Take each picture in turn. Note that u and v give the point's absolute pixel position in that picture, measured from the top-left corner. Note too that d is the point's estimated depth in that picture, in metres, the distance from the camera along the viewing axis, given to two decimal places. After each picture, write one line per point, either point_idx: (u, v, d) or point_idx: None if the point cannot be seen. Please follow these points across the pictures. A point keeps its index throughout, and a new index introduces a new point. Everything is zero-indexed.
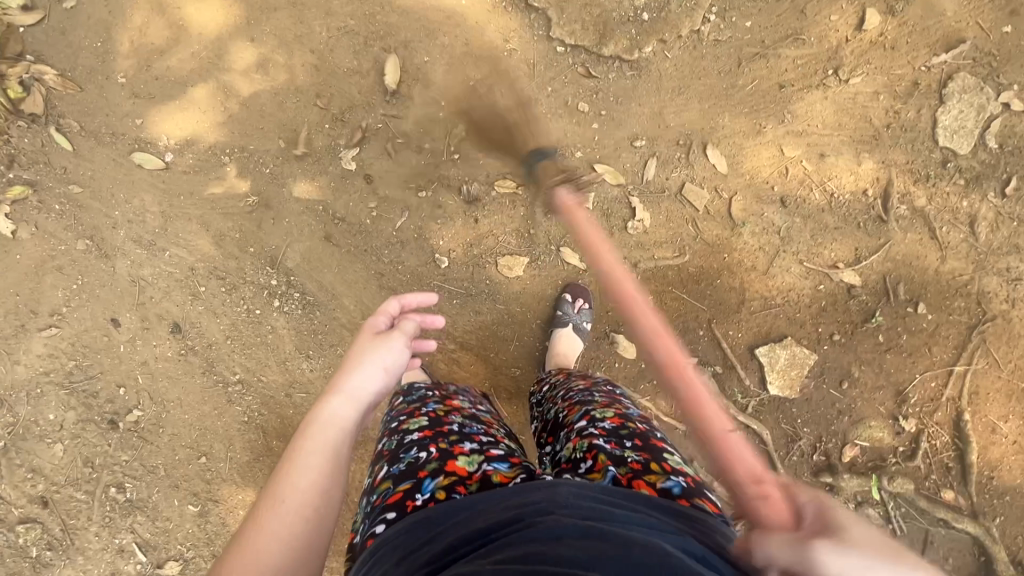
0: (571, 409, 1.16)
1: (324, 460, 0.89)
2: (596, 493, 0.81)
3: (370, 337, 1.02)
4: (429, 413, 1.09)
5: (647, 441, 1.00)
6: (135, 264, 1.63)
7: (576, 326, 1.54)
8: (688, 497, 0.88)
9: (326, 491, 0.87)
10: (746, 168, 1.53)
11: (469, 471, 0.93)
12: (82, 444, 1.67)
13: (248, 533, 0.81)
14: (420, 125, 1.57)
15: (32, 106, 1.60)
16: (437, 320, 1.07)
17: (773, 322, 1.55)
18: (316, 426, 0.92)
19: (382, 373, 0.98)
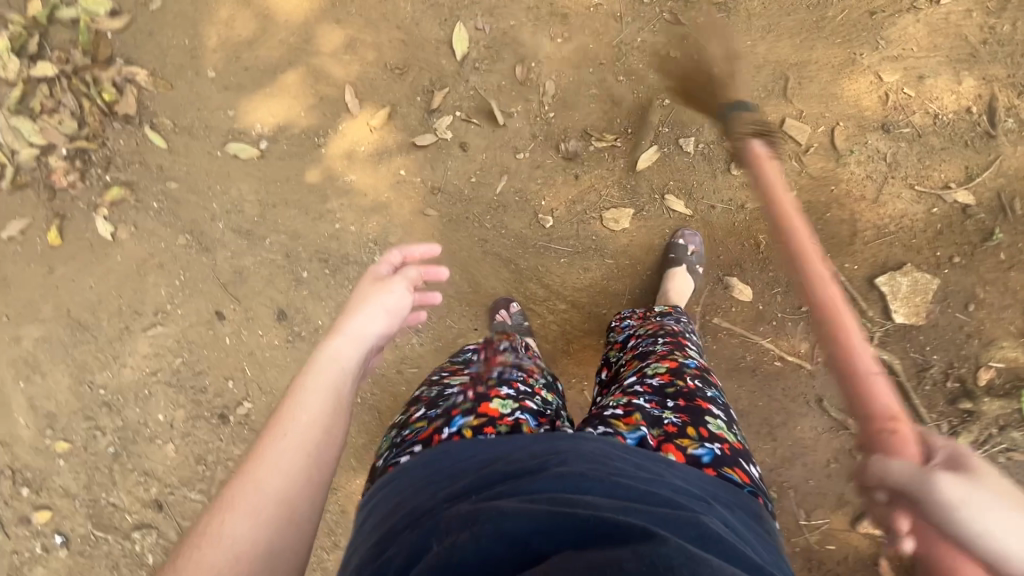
0: (631, 362, 1.17)
1: (328, 394, 0.81)
2: (619, 450, 0.78)
3: (371, 283, 0.98)
4: (471, 371, 1.11)
5: (691, 403, 0.95)
6: (235, 255, 1.63)
7: (692, 267, 1.52)
8: (717, 468, 0.83)
9: (330, 428, 0.78)
10: (845, 98, 1.53)
11: (502, 413, 0.93)
12: (194, 442, 1.65)
13: (249, 464, 0.73)
14: (511, 88, 1.57)
15: (126, 108, 1.62)
16: (441, 268, 1.03)
17: (889, 250, 1.53)
18: (316, 362, 0.86)
19: (384, 315, 0.94)
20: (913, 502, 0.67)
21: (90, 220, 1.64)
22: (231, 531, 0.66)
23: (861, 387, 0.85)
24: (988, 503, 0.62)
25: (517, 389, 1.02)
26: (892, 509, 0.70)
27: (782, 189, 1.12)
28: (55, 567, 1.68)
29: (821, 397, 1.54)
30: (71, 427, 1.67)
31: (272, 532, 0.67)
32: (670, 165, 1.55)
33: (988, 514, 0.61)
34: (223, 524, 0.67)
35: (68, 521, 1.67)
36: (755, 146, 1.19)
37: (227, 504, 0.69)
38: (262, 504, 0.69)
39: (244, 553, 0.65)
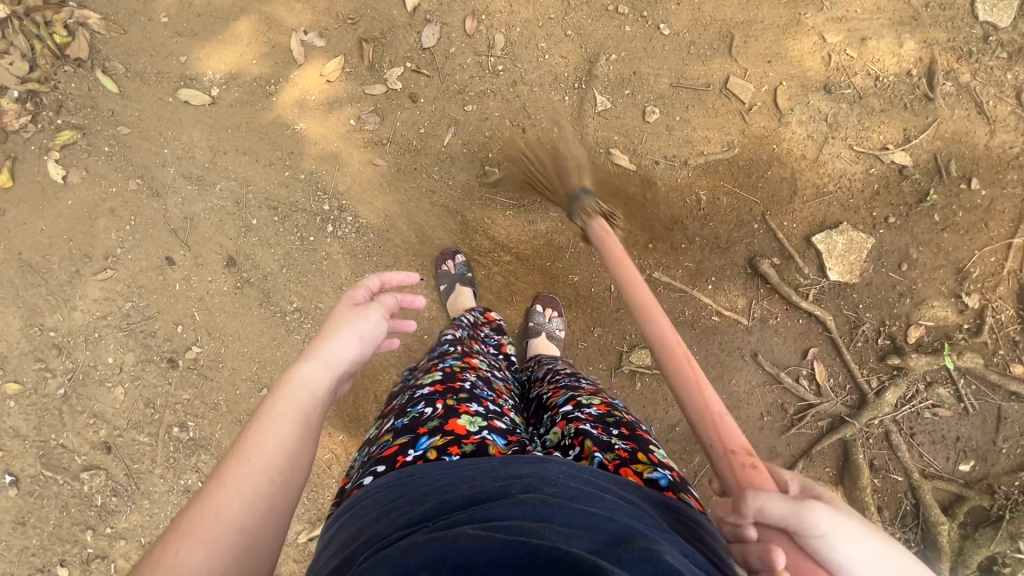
0: (557, 393, 1.16)
1: (297, 421, 0.82)
2: (583, 474, 0.78)
3: (348, 308, 0.96)
4: (444, 370, 1.11)
5: (633, 432, 0.98)
6: (186, 201, 1.65)
7: (551, 335, 1.55)
8: (675, 491, 0.85)
9: (296, 455, 0.79)
10: (790, 58, 1.55)
11: (469, 430, 0.92)
12: (143, 385, 1.68)
13: (212, 488, 0.73)
14: (461, 40, 1.59)
15: (77, 51, 1.62)
16: (419, 298, 0.99)
17: (827, 209, 1.56)
18: (287, 387, 0.84)
19: (358, 342, 0.92)
20: (789, 534, 0.62)
21: (41, 162, 1.65)
22: (185, 560, 0.66)
23: (720, 428, 0.80)
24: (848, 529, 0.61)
25: (487, 407, 1.02)
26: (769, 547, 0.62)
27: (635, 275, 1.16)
28: (5, 506, 1.71)
29: (756, 352, 1.57)
30: (21, 369, 1.69)
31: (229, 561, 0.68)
32: (615, 121, 1.57)
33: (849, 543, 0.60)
34: (176, 554, 0.66)
35: (18, 462, 1.70)
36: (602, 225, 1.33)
37: (185, 530, 0.69)
38: (220, 532, 0.69)
39: None
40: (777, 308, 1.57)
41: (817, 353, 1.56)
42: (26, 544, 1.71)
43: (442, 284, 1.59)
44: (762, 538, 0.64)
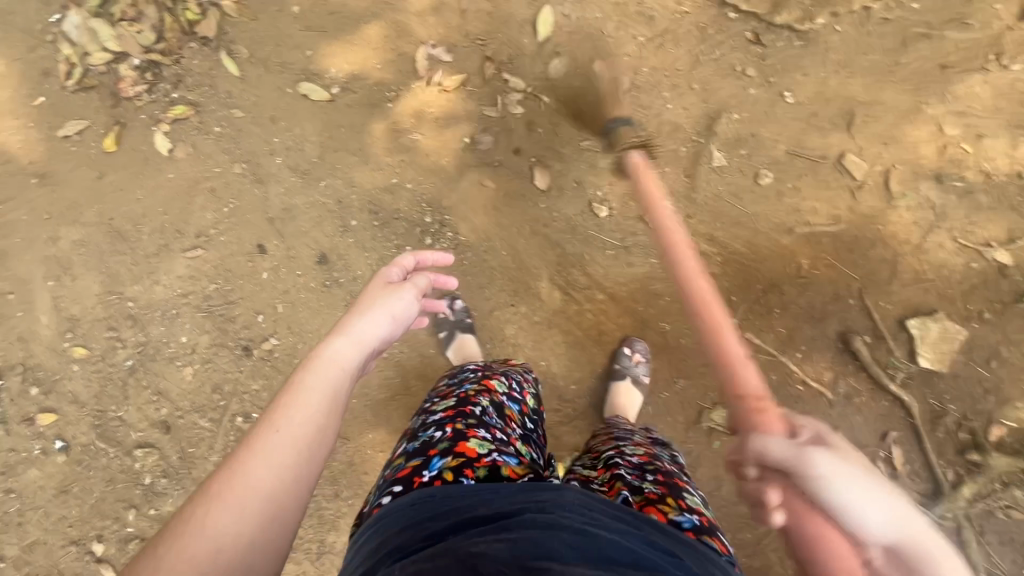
0: (607, 441, 1.15)
1: (325, 394, 0.84)
2: (598, 504, 0.76)
3: (382, 286, 1.04)
4: (458, 395, 1.10)
5: (669, 480, 0.95)
6: (287, 192, 1.64)
7: (636, 379, 1.53)
8: (698, 533, 0.83)
9: (322, 426, 0.80)
10: (907, 144, 1.57)
11: (478, 454, 0.91)
12: (213, 369, 1.65)
13: (239, 455, 0.74)
14: (587, 77, 1.60)
15: (206, 30, 1.63)
16: (450, 279, 1.18)
17: (923, 296, 1.57)
18: (317, 361, 0.87)
19: (390, 320, 0.98)
20: (788, 477, 0.78)
21: (149, 133, 1.65)
22: (216, 523, 0.68)
23: (733, 371, 1.11)
24: (848, 479, 0.73)
25: (494, 433, 0.99)
26: (766, 488, 0.80)
27: (659, 198, 1.37)
28: (51, 472, 1.67)
29: (836, 426, 1.57)
30: (91, 334, 1.66)
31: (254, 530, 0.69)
32: (728, 179, 1.58)
33: (851, 496, 0.71)
34: (206, 516, 0.68)
35: (72, 429, 1.66)
36: (632, 156, 1.44)
37: (212, 495, 0.70)
38: (250, 498, 0.71)
39: (225, 547, 0.66)
40: (862, 385, 1.57)
41: (897, 438, 1.56)
42: (64, 515, 1.66)
43: (441, 330, 1.60)
44: (765, 479, 0.81)
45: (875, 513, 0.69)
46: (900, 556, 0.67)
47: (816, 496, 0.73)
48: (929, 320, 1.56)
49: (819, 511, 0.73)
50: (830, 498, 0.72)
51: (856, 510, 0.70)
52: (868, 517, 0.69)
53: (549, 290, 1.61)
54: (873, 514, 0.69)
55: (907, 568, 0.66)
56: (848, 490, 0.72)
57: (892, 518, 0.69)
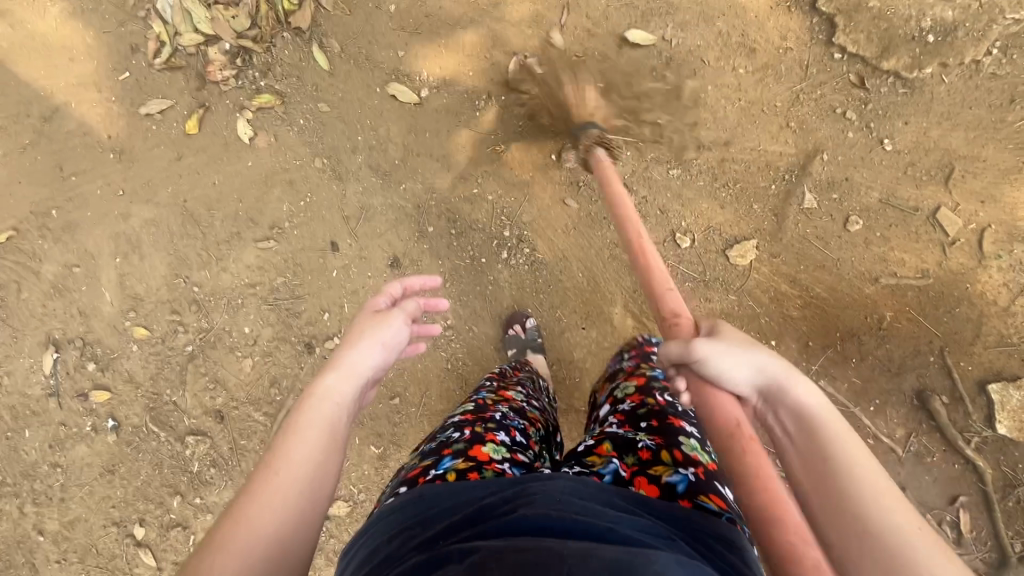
0: (603, 390, 1.19)
1: (321, 431, 0.84)
2: (588, 490, 0.76)
3: (370, 316, 1.01)
4: (475, 403, 1.12)
5: (663, 423, 0.97)
6: (366, 192, 1.62)
7: None
8: (691, 498, 0.81)
9: (322, 463, 0.81)
10: (1005, 204, 1.53)
11: (491, 457, 0.91)
12: (272, 363, 1.62)
13: (240, 502, 0.75)
14: (682, 105, 1.57)
15: (300, 20, 1.61)
16: (440, 300, 1.09)
17: (1006, 360, 1.52)
18: (310, 398, 0.87)
19: (380, 349, 0.97)
20: (682, 365, 0.91)
21: (232, 119, 1.63)
22: (218, 573, 0.67)
23: (660, 297, 1.11)
24: (721, 351, 0.86)
25: (513, 437, 1.00)
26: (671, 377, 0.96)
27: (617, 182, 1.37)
28: (99, 450, 1.64)
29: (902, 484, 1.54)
30: (154, 316, 1.64)
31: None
32: (817, 221, 1.55)
33: (723, 362, 0.86)
34: (210, 566, 0.67)
35: (124, 409, 1.64)
36: (598, 155, 1.45)
37: (217, 544, 0.70)
38: (251, 546, 0.70)
39: None
40: (935, 445, 1.53)
41: (965, 502, 1.52)
42: (108, 495, 1.64)
43: (509, 347, 1.56)
44: (672, 373, 0.95)
45: (743, 368, 0.84)
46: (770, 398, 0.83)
47: (700, 373, 0.88)
48: (1012, 386, 1.51)
49: (702, 383, 0.88)
50: (712, 374, 0.86)
51: (724, 373, 0.85)
52: (737, 375, 0.85)
53: (622, 317, 1.57)
54: (741, 369, 0.85)
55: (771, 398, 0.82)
56: (733, 361, 0.85)
57: (756, 368, 0.84)
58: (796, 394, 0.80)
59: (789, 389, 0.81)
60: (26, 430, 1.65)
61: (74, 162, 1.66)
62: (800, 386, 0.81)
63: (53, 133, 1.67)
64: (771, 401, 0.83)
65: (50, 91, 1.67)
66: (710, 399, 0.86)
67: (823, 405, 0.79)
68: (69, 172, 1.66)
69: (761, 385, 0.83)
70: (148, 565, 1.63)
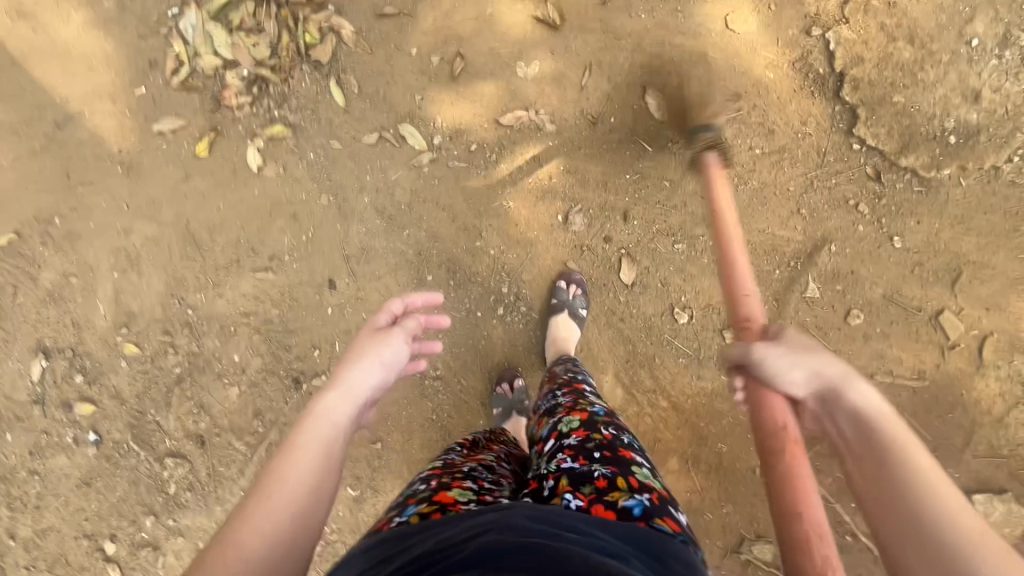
0: (541, 423, 1.11)
1: (318, 451, 0.87)
2: (550, 515, 0.75)
3: (371, 336, 1.08)
4: (445, 460, 1.07)
5: (616, 452, 0.93)
6: (369, 233, 1.61)
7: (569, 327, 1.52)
8: (648, 519, 0.81)
9: (319, 482, 0.84)
10: (1009, 313, 1.51)
11: (456, 500, 0.88)
12: (259, 394, 1.62)
13: (234, 527, 0.76)
14: (694, 178, 1.56)
15: (321, 54, 1.60)
16: (443, 317, 1.14)
17: (994, 471, 1.51)
18: (310, 418, 0.91)
19: (379, 369, 1.02)
20: (747, 370, 1.07)
21: (243, 146, 1.63)
22: None
23: (738, 304, 1.25)
24: (779, 355, 1.01)
25: (481, 485, 0.96)
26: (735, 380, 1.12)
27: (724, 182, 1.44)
28: (79, 462, 1.65)
29: None
30: (145, 333, 1.64)
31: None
32: (818, 311, 1.53)
33: (779, 361, 1.00)
34: None
35: (107, 423, 1.64)
36: (709, 159, 1.47)
37: (204, 570, 0.70)
38: (239, 568, 0.71)
39: None
40: None
41: None
42: (82, 507, 1.64)
43: (495, 406, 1.56)
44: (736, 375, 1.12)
45: (799, 370, 0.97)
46: (826, 395, 0.93)
47: (762, 375, 1.03)
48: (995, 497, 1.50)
49: (766, 386, 1.03)
50: (771, 378, 1.01)
51: (784, 376, 0.99)
52: (791, 375, 0.98)
53: (611, 385, 1.57)
54: (796, 371, 0.98)
55: (824, 394, 0.93)
56: (789, 361, 0.99)
57: (812, 372, 0.96)
58: (853, 395, 0.89)
59: (849, 391, 0.90)
60: (8, 434, 1.66)
61: (81, 172, 1.66)
62: (859, 388, 0.89)
63: (64, 141, 1.66)
64: (828, 401, 0.92)
65: (64, 99, 1.67)
66: (766, 401, 1.02)
67: (882, 406, 0.86)
68: (75, 181, 1.66)
69: (813, 385, 0.95)
70: None
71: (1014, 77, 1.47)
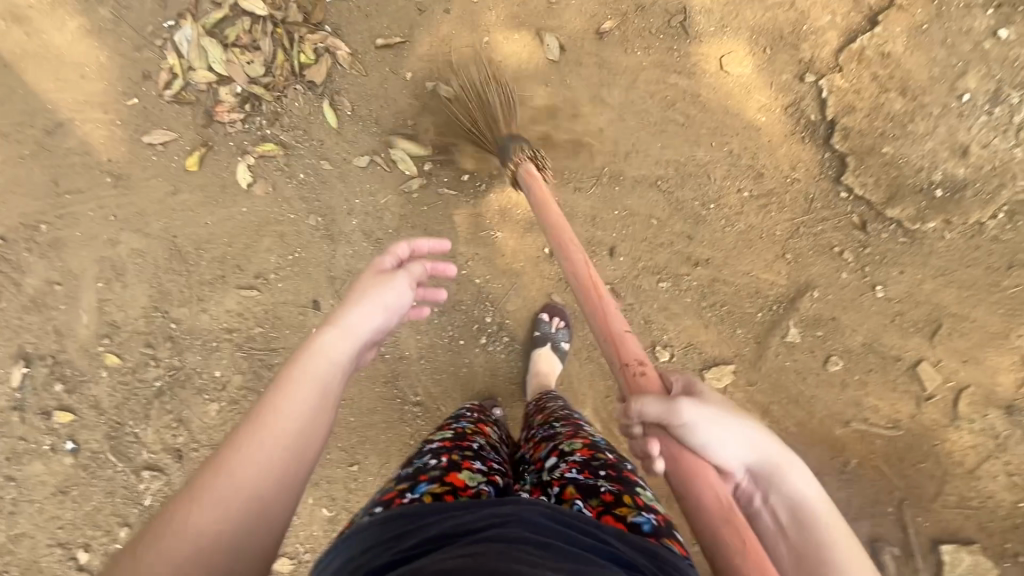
0: (537, 448, 1.09)
1: (312, 392, 0.84)
2: (565, 517, 0.74)
3: (374, 275, 0.99)
4: (455, 429, 1.09)
5: (620, 473, 0.93)
6: (355, 255, 1.61)
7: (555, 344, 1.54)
8: (658, 536, 0.80)
9: (310, 423, 0.82)
10: (985, 367, 1.52)
11: (467, 484, 0.88)
12: (238, 411, 1.63)
13: (225, 452, 0.77)
14: (682, 217, 1.56)
15: (315, 74, 1.60)
16: (449, 266, 1.05)
17: (963, 522, 1.52)
18: (305, 353, 0.87)
19: (381, 312, 0.95)
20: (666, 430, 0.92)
21: (233, 162, 1.62)
22: (195, 522, 0.70)
23: (621, 344, 1.11)
24: (710, 417, 0.90)
25: (490, 467, 0.97)
26: (649, 441, 0.93)
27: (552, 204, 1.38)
28: (55, 470, 1.64)
29: None
30: (127, 345, 1.64)
31: (239, 528, 0.72)
32: (797, 356, 1.54)
33: (713, 429, 0.89)
34: (188, 514, 0.71)
35: (85, 433, 1.64)
36: (525, 167, 1.43)
37: (198, 493, 0.73)
38: (231, 499, 0.73)
39: (205, 546, 0.69)
40: None
41: None
42: (57, 515, 1.64)
43: None
44: (649, 436, 0.94)
45: (732, 442, 0.89)
46: (761, 477, 0.88)
47: (686, 441, 0.90)
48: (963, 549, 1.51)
49: (693, 455, 0.89)
50: (697, 447, 0.89)
51: (716, 447, 0.89)
52: (725, 449, 0.89)
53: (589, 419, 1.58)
54: (728, 442, 0.89)
55: (763, 478, 0.88)
56: (710, 423, 0.89)
57: (748, 445, 0.89)
58: (791, 482, 0.86)
59: (785, 477, 0.87)
60: None
61: (69, 180, 1.65)
62: (795, 475, 0.87)
63: (53, 148, 1.65)
64: (764, 484, 0.88)
65: (56, 105, 1.66)
66: (695, 478, 0.87)
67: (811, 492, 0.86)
68: (63, 189, 1.65)
69: (754, 466, 0.88)
70: None
71: (1003, 134, 1.48)
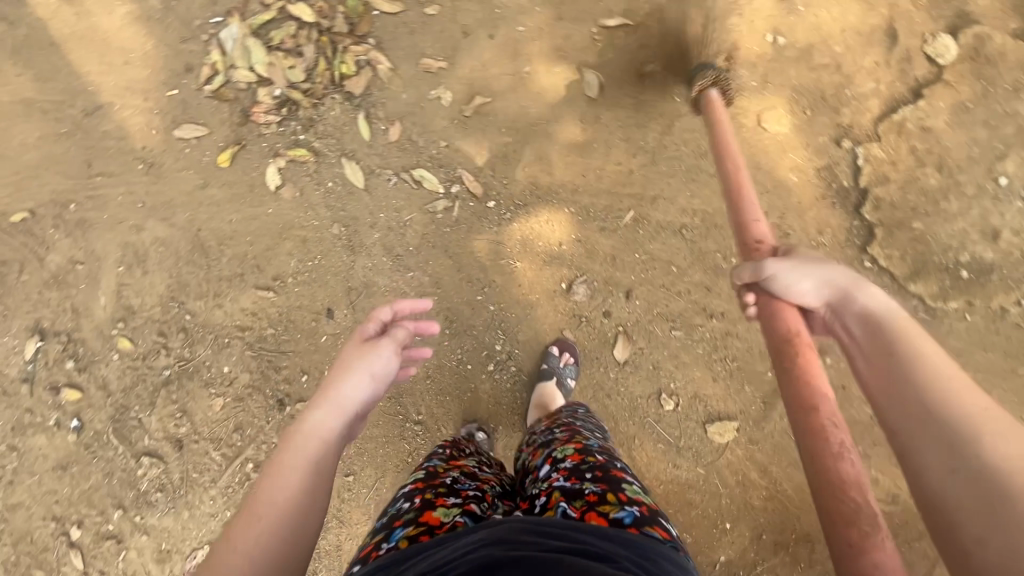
0: (535, 454, 1.08)
1: (305, 471, 0.80)
2: (545, 527, 0.75)
3: (356, 347, 0.98)
4: (428, 468, 1.05)
5: (607, 472, 0.92)
6: (374, 269, 1.62)
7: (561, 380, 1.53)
8: (639, 527, 0.80)
9: (305, 500, 0.78)
10: None
11: (441, 520, 0.85)
12: (242, 409, 1.64)
13: (216, 554, 0.71)
14: (702, 268, 1.56)
15: (354, 85, 1.61)
16: (433, 325, 1.06)
17: None
18: (297, 436, 0.84)
19: (369, 381, 0.94)
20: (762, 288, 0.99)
21: (264, 163, 1.64)
22: None
23: (744, 227, 1.13)
24: (794, 267, 0.96)
25: (466, 498, 0.95)
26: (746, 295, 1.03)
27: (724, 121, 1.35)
28: (58, 445, 1.67)
29: None
30: (141, 331, 1.66)
31: None
32: None
33: (793, 273, 0.96)
34: None
35: (91, 412, 1.66)
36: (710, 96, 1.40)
37: None
38: None
39: None
40: None
41: None
42: (54, 490, 1.67)
43: None
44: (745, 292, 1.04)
45: (810, 281, 0.95)
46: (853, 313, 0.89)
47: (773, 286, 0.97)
48: None
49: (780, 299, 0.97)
50: (780, 290, 0.97)
51: (797, 287, 0.95)
52: (804, 286, 0.95)
53: None
54: (807, 282, 0.95)
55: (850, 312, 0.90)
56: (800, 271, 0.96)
57: (825, 284, 0.94)
58: (865, 305, 0.89)
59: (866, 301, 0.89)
60: None
61: (102, 163, 1.68)
62: (874, 299, 0.89)
63: (90, 130, 1.68)
64: (849, 313, 0.90)
65: (98, 88, 1.68)
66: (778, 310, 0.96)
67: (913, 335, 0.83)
68: (96, 171, 1.67)
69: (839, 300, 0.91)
70: (76, 567, 1.66)
71: None
